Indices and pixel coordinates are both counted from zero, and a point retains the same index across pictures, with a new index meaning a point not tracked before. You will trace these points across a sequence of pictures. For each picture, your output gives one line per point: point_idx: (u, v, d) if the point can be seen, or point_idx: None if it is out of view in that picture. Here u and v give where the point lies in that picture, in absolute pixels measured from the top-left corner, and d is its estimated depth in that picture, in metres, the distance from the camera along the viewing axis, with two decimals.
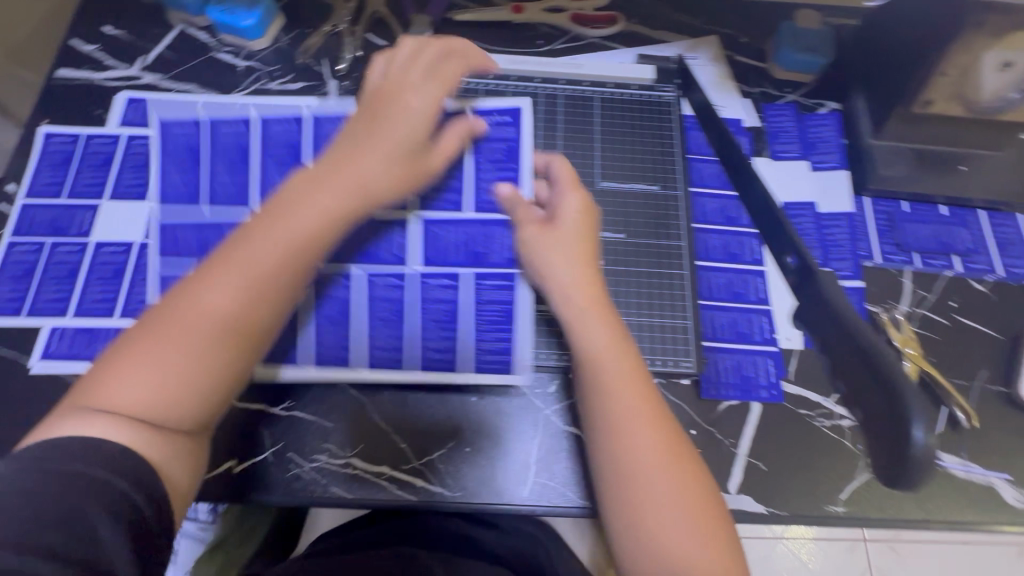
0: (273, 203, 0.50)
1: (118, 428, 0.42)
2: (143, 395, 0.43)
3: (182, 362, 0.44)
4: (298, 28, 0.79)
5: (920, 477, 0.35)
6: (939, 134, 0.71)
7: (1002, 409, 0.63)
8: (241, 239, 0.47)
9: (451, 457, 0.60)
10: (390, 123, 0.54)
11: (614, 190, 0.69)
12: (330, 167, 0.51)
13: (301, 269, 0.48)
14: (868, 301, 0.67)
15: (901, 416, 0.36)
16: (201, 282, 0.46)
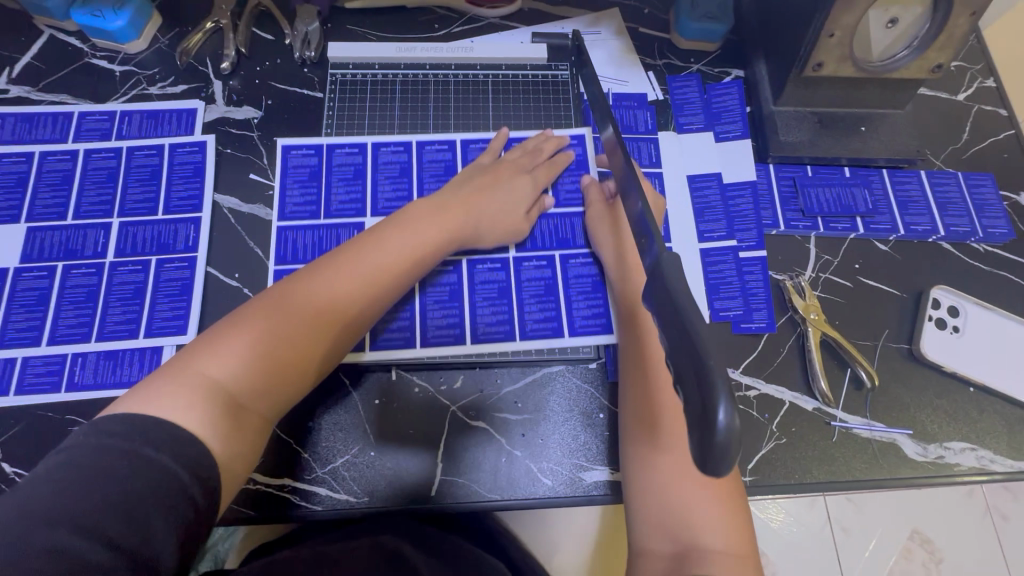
0: (408, 223, 0.59)
1: (212, 404, 0.44)
2: (238, 377, 0.47)
3: (272, 354, 0.49)
4: (177, 29, 0.74)
5: (728, 465, 0.27)
6: (837, 97, 0.70)
7: (903, 366, 0.64)
8: (367, 254, 0.55)
9: (355, 463, 0.58)
10: (505, 186, 0.65)
11: (508, 116, 0.72)
12: (447, 202, 0.62)
13: (398, 284, 0.57)
14: (772, 270, 0.68)
15: (706, 396, 0.28)
16: (316, 280, 0.53)
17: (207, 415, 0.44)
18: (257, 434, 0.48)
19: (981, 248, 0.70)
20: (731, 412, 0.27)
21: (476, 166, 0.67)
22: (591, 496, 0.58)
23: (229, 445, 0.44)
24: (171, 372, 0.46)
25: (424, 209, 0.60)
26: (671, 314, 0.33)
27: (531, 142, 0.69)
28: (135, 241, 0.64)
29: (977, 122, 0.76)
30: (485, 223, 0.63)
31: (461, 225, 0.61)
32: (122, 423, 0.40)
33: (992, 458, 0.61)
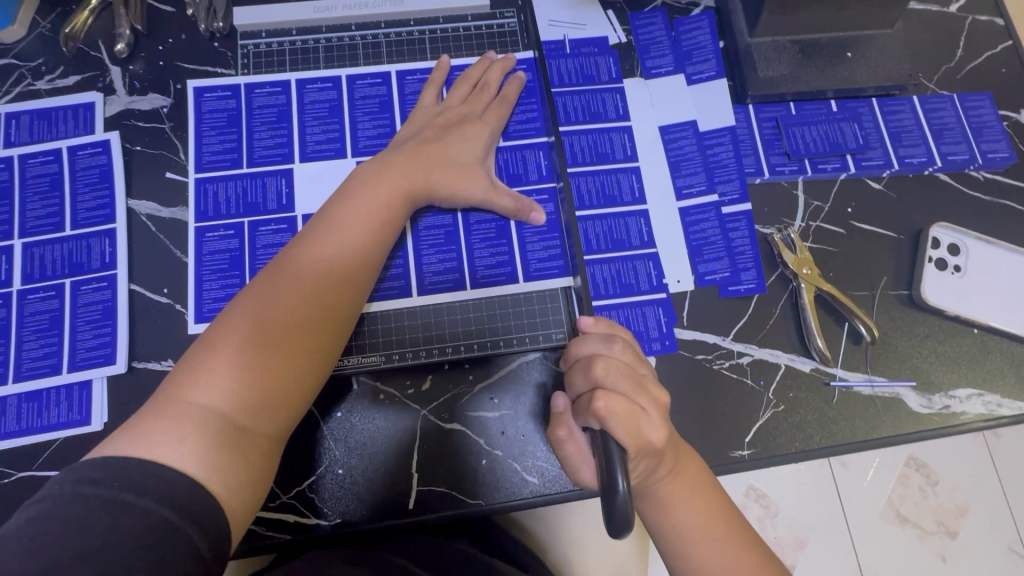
0: (369, 184, 0.52)
1: (209, 432, 0.38)
2: (229, 396, 0.40)
3: (262, 363, 0.41)
4: (58, 9, 0.63)
5: (627, 527, 0.36)
6: (819, 21, 0.62)
7: (903, 314, 0.60)
8: (336, 227, 0.48)
9: (322, 485, 0.53)
10: (459, 135, 0.57)
11: (448, 45, 0.64)
12: (400, 156, 0.54)
13: (375, 251, 0.50)
14: (758, 224, 0.62)
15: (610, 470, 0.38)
16: (294, 267, 0.46)
17: (205, 444, 0.37)
18: (266, 452, 0.41)
19: (980, 177, 0.64)
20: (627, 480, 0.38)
21: (418, 111, 0.59)
22: (581, 491, 0.54)
23: (238, 470, 0.38)
24: (152, 408, 0.39)
25: (377, 170, 0.53)
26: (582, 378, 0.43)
27: (474, 71, 0.62)
28: (43, 264, 0.56)
29: (972, 35, 0.68)
30: (443, 174, 0.55)
31: (420, 178, 0.54)
32: (101, 467, 0.33)
33: (999, 401, 0.58)
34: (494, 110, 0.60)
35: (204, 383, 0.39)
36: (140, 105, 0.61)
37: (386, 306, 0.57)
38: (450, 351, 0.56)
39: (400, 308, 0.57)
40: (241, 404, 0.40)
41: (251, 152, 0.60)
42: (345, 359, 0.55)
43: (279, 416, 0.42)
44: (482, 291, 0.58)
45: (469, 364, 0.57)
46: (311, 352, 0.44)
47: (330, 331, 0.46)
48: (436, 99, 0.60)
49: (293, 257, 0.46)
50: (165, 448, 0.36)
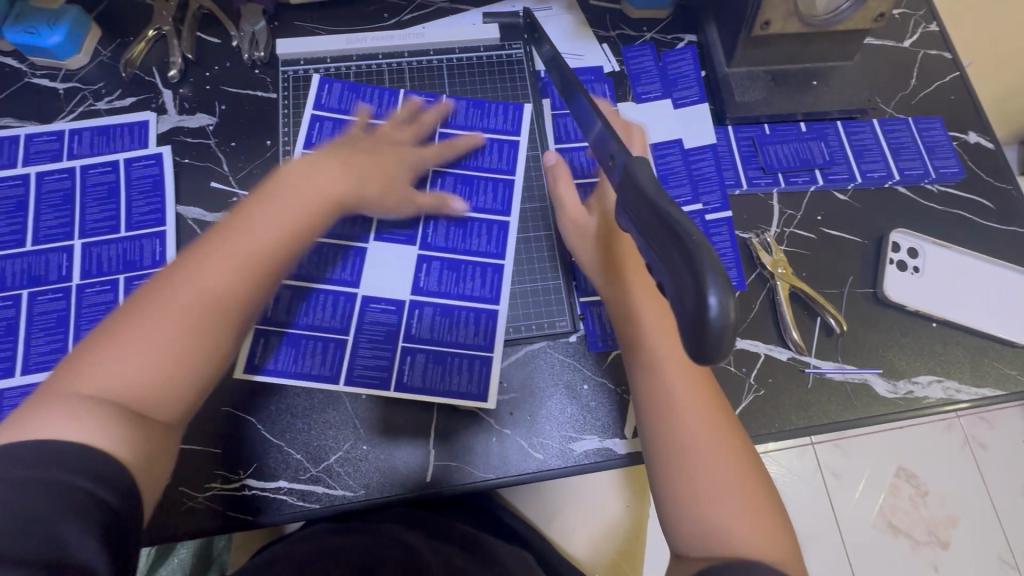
0: (284, 185, 0.53)
1: (100, 415, 0.40)
2: (130, 382, 0.42)
3: (162, 350, 0.43)
4: (118, 40, 0.72)
5: (718, 355, 0.26)
6: (788, 54, 0.71)
7: (870, 310, 0.67)
8: (243, 224, 0.49)
9: (349, 459, 0.59)
10: (372, 154, 0.61)
11: (463, 73, 0.73)
12: (333, 161, 0.58)
13: (288, 252, 0.51)
14: (738, 229, 0.69)
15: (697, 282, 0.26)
16: (207, 256, 0.47)
17: (98, 425, 0.40)
18: (163, 438, 0.44)
19: (935, 189, 0.72)
20: (724, 295, 0.25)
21: (371, 133, 0.64)
22: (583, 465, 0.60)
23: (133, 455, 0.40)
24: (44, 393, 0.41)
25: (305, 172, 0.55)
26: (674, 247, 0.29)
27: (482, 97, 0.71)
28: (100, 261, 0.63)
29: (924, 67, 0.78)
30: (380, 190, 0.61)
31: (346, 190, 0.57)
32: (1, 455, 0.36)
33: (958, 387, 0.64)
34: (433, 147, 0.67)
35: (97, 370, 0.42)
36: (189, 123, 0.69)
37: (376, 322, 0.62)
38: (446, 360, 0.62)
39: (394, 305, 0.63)
40: (136, 392, 0.42)
41: (288, 164, 0.67)
42: (343, 371, 0.61)
43: (175, 404, 0.44)
44: (471, 304, 0.64)
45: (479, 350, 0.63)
46: (214, 345, 0.46)
47: (226, 327, 0.47)
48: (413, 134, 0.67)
49: (199, 254, 0.47)
50: (55, 427, 0.38)
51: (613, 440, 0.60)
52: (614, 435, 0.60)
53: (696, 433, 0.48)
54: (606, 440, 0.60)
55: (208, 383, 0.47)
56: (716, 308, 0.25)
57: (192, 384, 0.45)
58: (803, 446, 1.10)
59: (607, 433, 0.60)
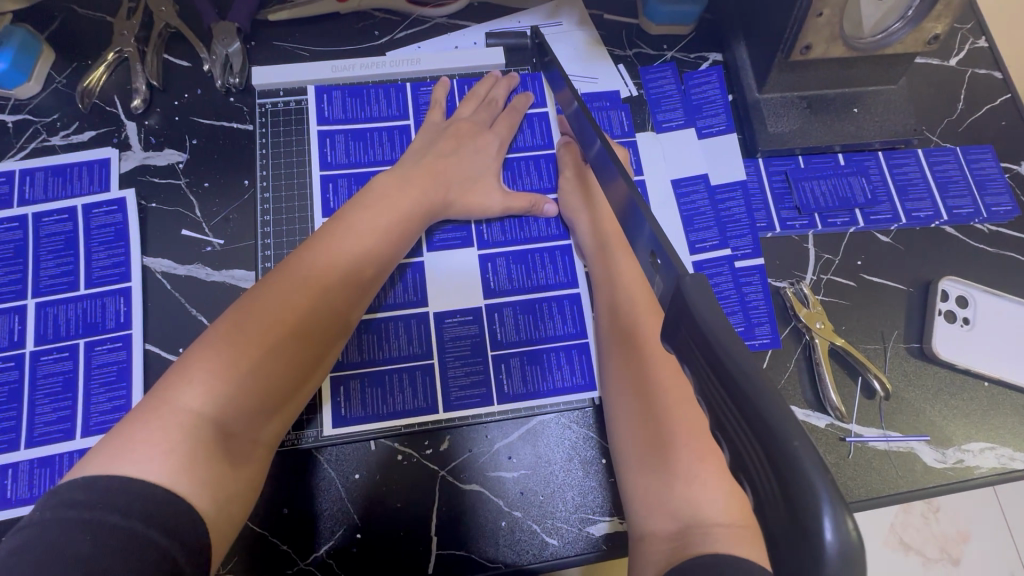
0: (361, 203, 0.53)
1: (197, 440, 0.38)
2: (223, 402, 0.40)
3: (257, 369, 0.42)
4: (74, 65, 0.64)
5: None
6: (827, 79, 0.63)
7: (916, 368, 0.60)
8: (339, 235, 0.50)
9: (341, 549, 0.52)
10: (470, 149, 0.60)
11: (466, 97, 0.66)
12: (417, 170, 0.57)
13: (379, 268, 0.52)
14: (771, 277, 0.62)
15: (795, 498, 0.20)
16: (302, 267, 0.47)
17: (190, 456, 0.37)
18: (252, 455, 0.42)
19: (985, 229, 0.65)
20: (841, 520, 0.19)
21: (426, 133, 0.60)
22: (601, 550, 0.54)
23: (222, 488, 0.38)
24: (144, 412, 0.38)
25: (395, 187, 0.55)
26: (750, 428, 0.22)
27: (481, 88, 0.64)
28: (57, 324, 0.56)
29: (972, 89, 0.70)
30: (460, 189, 0.58)
31: (438, 197, 0.57)
32: (85, 490, 0.33)
33: (1013, 455, 0.59)
34: (503, 120, 0.63)
35: (195, 386, 0.39)
36: (155, 160, 0.62)
37: (457, 337, 0.58)
38: (541, 358, 0.58)
39: (395, 368, 0.56)
40: (231, 414, 0.40)
41: (269, 208, 0.60)
42: (439, 396, 0.56)
43: (264, 424, 0.43)
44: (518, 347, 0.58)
45: (488, 423, 0.56)
46: (305, 362, 0.45)
47: (325, 340, 0.47)
48: (490, 117, 0.63)
49: (300, 263, 0.47)
50: (147, 459, 0.35)
51: None
52: None
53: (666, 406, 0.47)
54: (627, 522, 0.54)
55: (298, 398, 0.46)
56: (833, 541, 0.19)
57: (286, 401, 0.44)
58: None
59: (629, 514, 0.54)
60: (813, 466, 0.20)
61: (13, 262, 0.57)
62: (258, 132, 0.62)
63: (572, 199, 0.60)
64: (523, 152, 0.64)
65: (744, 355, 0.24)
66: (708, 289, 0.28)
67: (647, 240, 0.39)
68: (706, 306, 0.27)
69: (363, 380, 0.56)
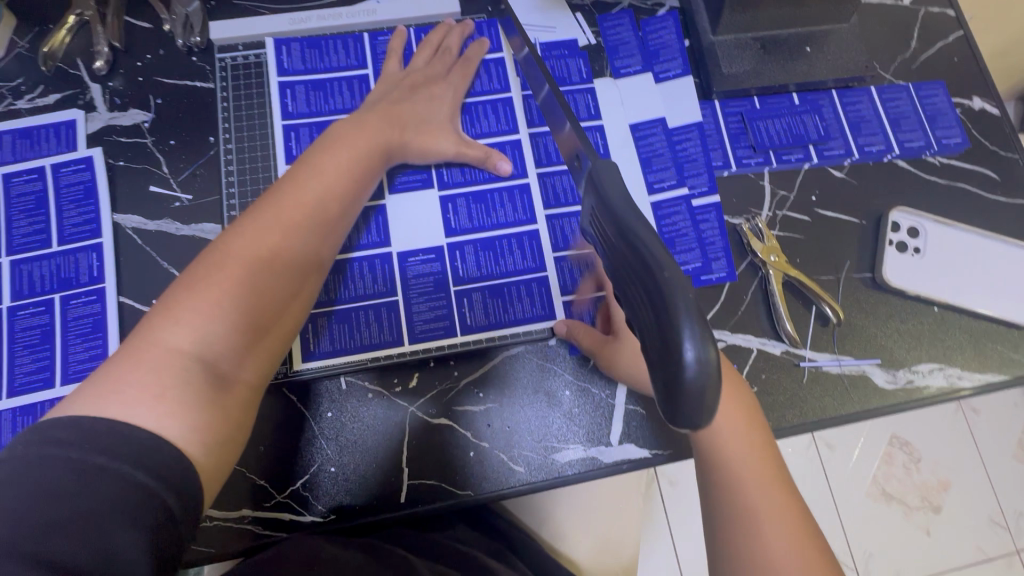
0: (324, 146, 0.52)
1: (189, 378, 0.38)
2: (211, 343, 0.40)
3: (238, 308, 0.42)
4: (35, 29, 0.64)
5: (699, 414, 0.26)
6: (779, 18, 0.65)
7: (868, 296, 0.63)
8: (307, 177, 0.49)
9: (316, 483, 0.55)
10: (425, 96, 0.61)
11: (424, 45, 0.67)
12: (372, 112, 0.57)
13: (349, 209, 0.52)
14: (727, 214, 0.64)
15: (669, 336, 0.26)
16: (274, 210, 0.46)
17: (184, 397, 0.37)
18: (248, 393, 0.43)
19: (937, 162, 0.67)
20: (699, 346, 0.25)
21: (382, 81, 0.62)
22: (566, 476, 0.56)
23: (215, 427, 0.38)
24: (127, 357, 0.38)
25: (353, 129, 0.54)
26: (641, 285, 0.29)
27: (435, 37, 0.65)
28: (32, 280, 0.57)
29: (925, 27, 0.72)
30: (417, 131, 0.59)
31: (394, 135, 0.57)
32: (70, 429, 0.33)
33: (960, 374, 0.61)
34: (458, 69, 0.64)
35: (181, 328, 0.39)
36: (120, 120, 0.63)
37: (421, 275, 0.60)
38: (502, 294, 0.60)
39: (361, 307, 0.58)
40: (220, 354, 0.40)
41: (236, 163, 0.62)
42: (402, 330, 0.58)
43: (257, 364, 0.44)
44: (479, 284, 0.60)
45: (454, 360, 0.58)
46: (286, 303, 0.46)
47: (302, 280, 0.47)
48: (445, 67, 0.64)
49: (270, 207, 0.47)
50: (139, 401, 0.36)
51: (598, 447, 0.57)
52: (598, 443, 0.57)
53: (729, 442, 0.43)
54: (589, 448, 0.57)
55: (285, 339, 0.47)
56: (692, 362, 0.25)
57: (274, 342, 0.45)
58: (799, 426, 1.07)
59: (592, 441, 0.57)
60: (679, 302, 0.26)
61: None
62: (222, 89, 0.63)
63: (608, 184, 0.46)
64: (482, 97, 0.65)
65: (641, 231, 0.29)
66: (618, 173, 0.33)
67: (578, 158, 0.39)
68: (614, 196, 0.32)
69: (330, 318, 0.58)
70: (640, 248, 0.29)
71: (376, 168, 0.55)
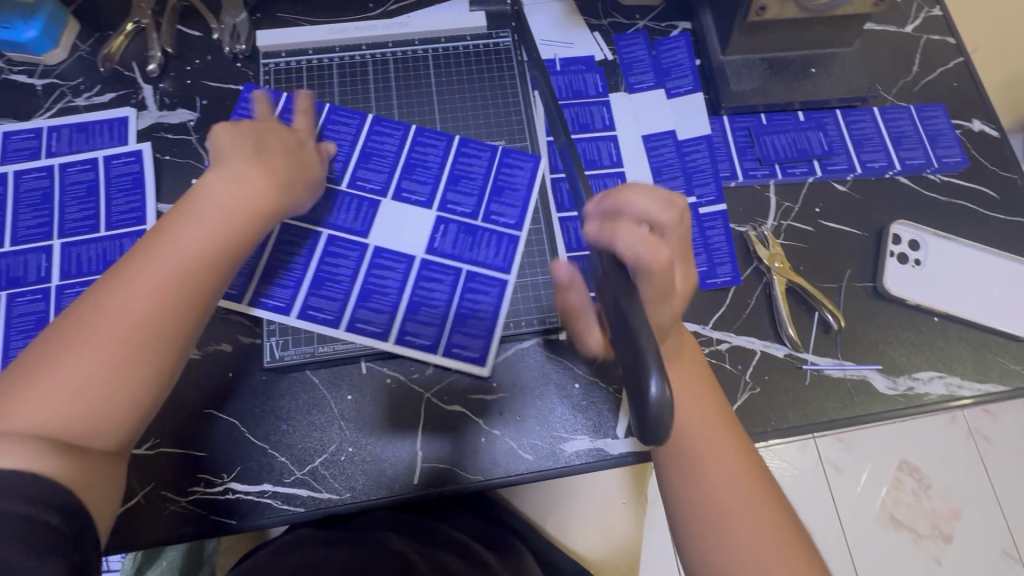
0: (197, 200, 0.49)
1: (26, 450, 0.37)
2: (48, 414, 0.38)
3: (79, 376, 0.40)
4: (96, 34, 0.70)
5: (657, 436, 0.30)
6: (785, 41, 0.69)
7: (869, 304, 0.65)
8: (162, 238, 0.46)
9: (334, 462, 0.57)
10: (291, 163, 0.57)
11: (451, 57, 0.72)
12: (253, 163, 0.53)
13: (224, 267, 0.48)
14: (734, 223, 0.67)
15: (641, 371, 0.30)
16: (120, 275, 0.44)
17: (16, 460, 0.36)
18: (111, 456, 0.41)
19: (938, 179, 0.70)
20: (663, 385, 0.30)
21: (271, 133, 0.58)
22: (573, 466, 0.58)
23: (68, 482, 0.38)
24: None
25: (225, 181, 0.51)
26: (627, 333, 0.33)
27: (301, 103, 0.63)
28: (80, 261, 0.62)
29: (926, 52, 0.75)
30: (285, 188, 0.55)
31: (270, 193, 0.52)
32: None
33: (960, 383, 0.63)
34: (291, 141, 0.60)
35: (31, 399, 0.38)
36: (168, 118, 0.68)
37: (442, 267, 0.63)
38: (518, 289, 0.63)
39: (385, 296, 0.62)
40: (62, 424, 0.39)
41: None
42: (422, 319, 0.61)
43: (106, 434, 0.41)
44: (496, 278, 0.63)
45: (470, 350, 0.61)
46: (163, 366, 0.43)
47: (178, 338, 0.44)
48: (292, 140, 0.60)
49: (135, 267, 0.44)
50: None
51: (605, 439, 0.59)
52: (605, 435, 0.59)
53: (722, 488, 0.44)
54: (597, 439, 0.59)
55: (150, 408, 0.43)
56: (657, 394, 0.29)
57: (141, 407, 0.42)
58: (802, 438, 1.08)
59: (598, 433, 0.59)
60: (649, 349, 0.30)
61: (48, 208, 0.63)
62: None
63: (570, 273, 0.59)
64: (511, 148, 0.68)
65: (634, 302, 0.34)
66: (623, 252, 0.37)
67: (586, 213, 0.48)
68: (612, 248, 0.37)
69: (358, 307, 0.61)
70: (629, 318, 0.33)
71: (250, 226, 0.50)
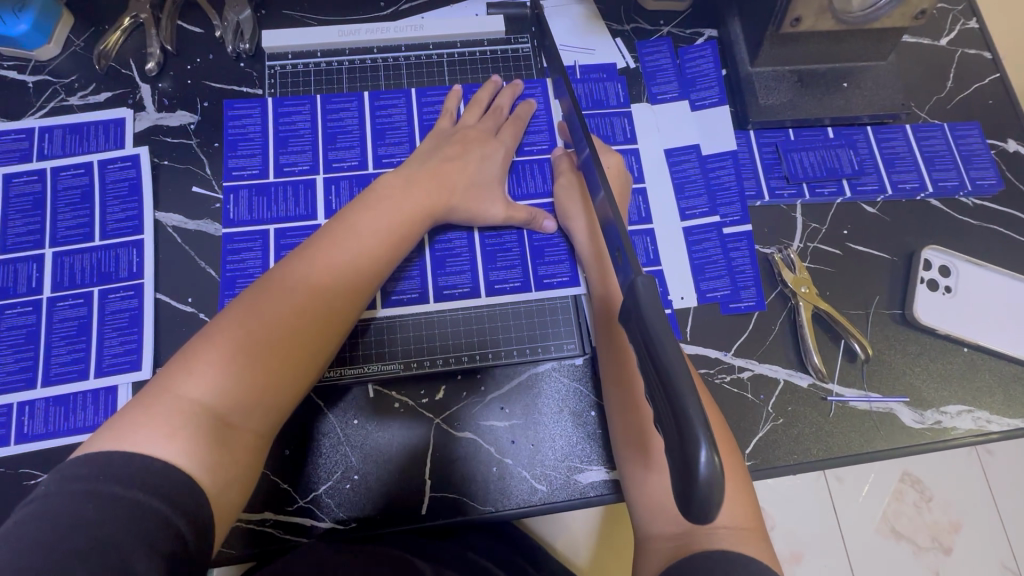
0: (363, 204, 0.52)
1: (196, 428, 0.38)
2: (220, 393, 0.40)
3: (255, 358, 0.42)
4: (91, 28, 0.66)
5: (702, 512, 0.28)
6: (818, 53, 0.66)
7: (897, 333, 0.62)
8: (333, 236, 0.49)
9: (339, 489, 0.55)
10: (474, 157, 0.60)
11: (466, 62, 0.68)
12: (422, 173, 0.56)
13: (384, 269, 0.51)
14: (758, 244, 0.65)
15: (687, 438, 0.28)
16: (295, 266, 0.47)
17: (190, 440, 0.37)
18: (257, 447, 0.42)
19: (970, 203, 0.67)
20: (713, 455, 0.27)
21: None
22: (587, 498, 0.56)
23: (225, 468, 0.39)
24: (145, 398, 0.39)
25: (403, 186, 0.54)
26: (664, 385, 0.30)
27: (485, 95, 0.65)
28: (73, 272, 0.59)
29: (962, 68, 0.72)
30: (465, 194, 0.58)
31: (442, 201, 0.56)
32: (88, 465, 0.34)
33: (989, 418, 0.60)
34: (508, 127, 0.63)
35: (198, 377, 0.40)
36: (167, 121, 0.64)
37: (454, 286, 0.61)
38: (533, 311, 0.61)
39: (395, 314, 0.59)
40: (232, 404, 0.40)
41: (276, 165, 0.63)
42: (433, 341, 0.59)
43: (266, 416, 0.42)
44: (510, 298, 0.61)
45: (481, 374, 0.59)
46: (317, 354, 0.46)
47: (336, 329, 0.47)
48: (494, 125, 0.63)
49: (308, 261, 0.47)
50: (150, 441, 0.36)
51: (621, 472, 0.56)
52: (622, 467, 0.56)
53: None
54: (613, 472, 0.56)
55: (303, 394, 0.46)
56: (706, 466, 0.27)
57: (296, 392, 0.45)
58: None
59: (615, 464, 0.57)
60: (696, 416, 0.28)
61: (39, 215, 0.60)
62: (238, 184, 0.62)
63: (569, 201, 0.60)
64: (529, 157, 0.65)
65: (670, 342, 0.31)
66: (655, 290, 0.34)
67: (616, 240, 0.43)
68: (641, 284, 0.34)
69: (366, 324, 0.59)
70: (665, 367, 0.30)
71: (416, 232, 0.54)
